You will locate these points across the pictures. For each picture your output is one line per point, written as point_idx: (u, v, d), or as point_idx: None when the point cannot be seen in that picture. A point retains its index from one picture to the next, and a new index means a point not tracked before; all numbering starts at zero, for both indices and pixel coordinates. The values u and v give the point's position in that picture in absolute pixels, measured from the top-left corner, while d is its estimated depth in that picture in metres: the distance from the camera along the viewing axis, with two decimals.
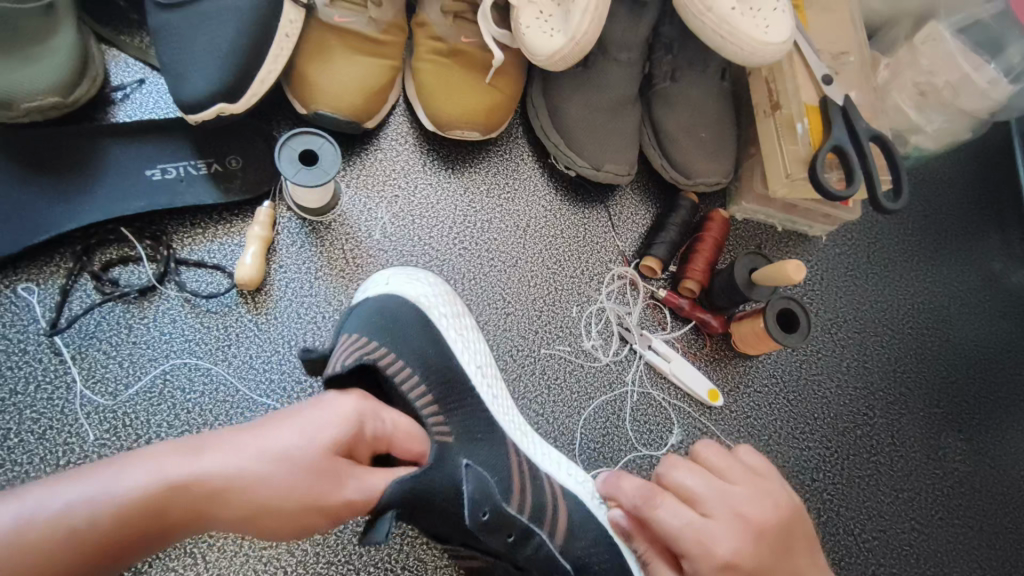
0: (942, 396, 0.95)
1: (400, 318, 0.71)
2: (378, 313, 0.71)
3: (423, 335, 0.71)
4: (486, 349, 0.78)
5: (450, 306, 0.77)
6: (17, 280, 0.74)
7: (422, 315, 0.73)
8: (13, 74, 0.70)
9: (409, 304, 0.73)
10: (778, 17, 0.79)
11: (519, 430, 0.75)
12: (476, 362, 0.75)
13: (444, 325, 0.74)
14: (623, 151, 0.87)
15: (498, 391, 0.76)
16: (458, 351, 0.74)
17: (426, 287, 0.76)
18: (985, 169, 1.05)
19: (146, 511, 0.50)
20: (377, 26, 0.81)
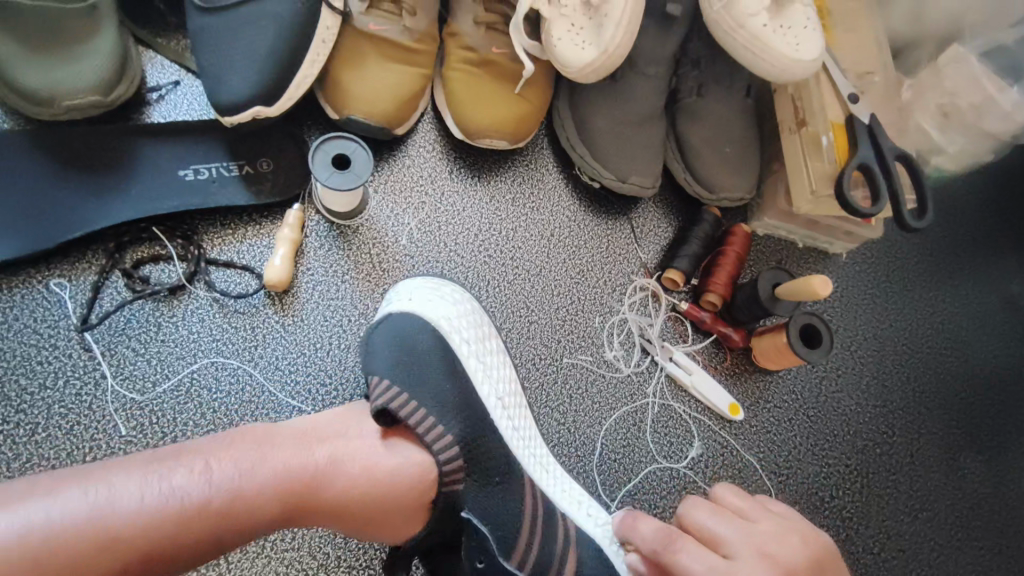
0: (961, 416, 0.95)
1: (418, 347, 0.71)
2: (395, 343, 0.70)
3: (444, 370, 0.70)
4: (510, 376, 0.77)
5: (474, 330, 0.76)
6: (49, 275, 0.74)
7: (444, 342, 0.72)
8: (55, 73, 0.72)
9: (431, 329, 0.73)
10: (808, 35, 0.80)
11: (539, 466, 0.74)
12: (496, 396, 0.74)
13: (467, 352, 0.74)
14: (649, 164, 0.88)
15: (521, 423, 0.75)
16: (479, 382, 0.73)
17: (449, 303, 0.76)
18: (1004, 191, 1.06)
19: (205, 514, 0.50)
20: (411, 35, 0.82)
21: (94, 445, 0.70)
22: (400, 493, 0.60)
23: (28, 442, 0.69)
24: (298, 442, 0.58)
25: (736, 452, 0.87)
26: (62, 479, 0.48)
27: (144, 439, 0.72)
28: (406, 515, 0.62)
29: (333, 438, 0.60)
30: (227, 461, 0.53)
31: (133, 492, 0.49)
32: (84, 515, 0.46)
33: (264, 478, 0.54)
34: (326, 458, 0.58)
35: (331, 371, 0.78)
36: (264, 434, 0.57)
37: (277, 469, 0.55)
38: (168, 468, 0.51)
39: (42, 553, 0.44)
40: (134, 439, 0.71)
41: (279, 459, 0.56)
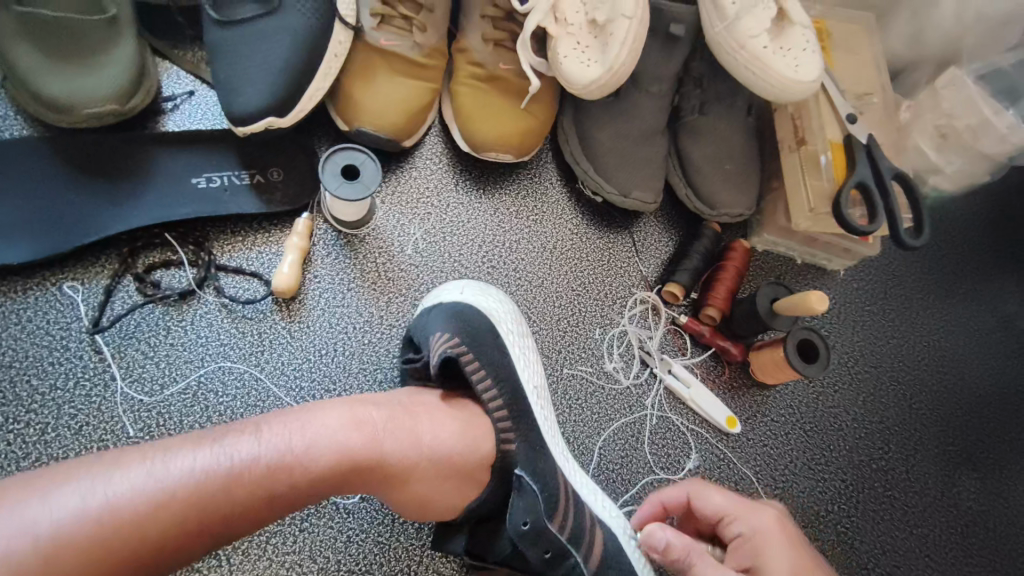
0: (957, 434, 0.96)
1: (478, 327, 0.73)
2: (455, 316, 0.73)
3: (498, 348, 0.73)
4: (542, 371, 0.78)
5: (520, 325, 0.78)
6: (63, 278, 0.76)
7: (494, 327, 0.75)
8: (76, 83, 0.74)
9: (480, 314, 0.75)
10: (807, 57, 0.82)
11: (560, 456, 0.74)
12: (533, 383, 0.75)
13: (513, 341, 0.76)
14: (651, 179, 0.90)
15: (548, 417, 0.75)
16: (522, 371, 0.74)
17: (498, 303, 0.78)
18: (1001, 212, 1.07)
19: (265, 484, 0.51)
20: (421, 50, 0.84)
21: (102, 446, 0.72)
22: (450, 463, 0.62)
23: (37, 442, 0.70)
24: (350, 415, 0.58)
25: (733, 465, 0.88)
26: (123, 456, 0.48)
27: (151, 440, 0.73)
28: (456, 485, 0.63)
29: (385, 410, 0.60)
30: (281, 434, 0.53)
31: (192, 466, 0.48)
32: (154, 484, 0.47)
33: (320, 449, 0.54)
34: (378, 428, 0.59)
35: (336, 376, 0.79)
36: (316, 408, 0.57)
37: (332, 440, 0.55)
38: (226, 439, 0.51)
39: (109, 524, 0.45)
40: (141, 440, 0.73)
41: (333, 432, 0.55)
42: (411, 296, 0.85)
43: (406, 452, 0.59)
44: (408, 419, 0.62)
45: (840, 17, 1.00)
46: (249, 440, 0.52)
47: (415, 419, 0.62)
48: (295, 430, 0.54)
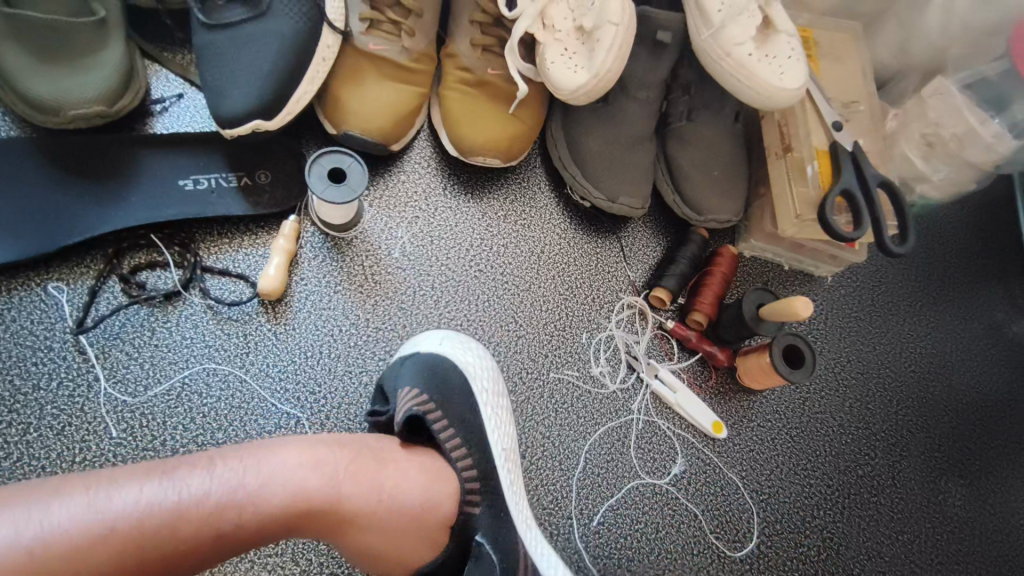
0: (943, 440, 0.96)
1: (449, 384, 0.72)
2: (427, 371, 0.72)
3: (467, 407, 0.72)
4: (514, 431, 0.76)
5: (493, 382, 0.77)
6: (48, 278, 0.76)
7: (466, 384, 0.74)
8: (64, 84, 0.74)
9: (454, 367, 0.75)
10: (792, 65, 0.83)
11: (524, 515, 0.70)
12: (500, 444, 0.73)
13: (483, 398, 0.75)
14: (638, 184, 0.90)
15: (514, 480, 0.72)
16: (490, 431, 0.73)
17: (475, 355, 0.78)
18: (988, 220, 1.08)
19: (209, 522, 0.50)
20: (409, 55, 0.85)
21: (83, 446, 0.72)
22: (408, 517, 0.60)
23: (19, 442, 0.70)
24: (311, 454, 0.57)
25: (719, 470, 0.88)
26: (68, 486, 0.47)
27: (133, 441, 0.73)
28: (417, 532, 0.61)
29: (349, 452, 0.59)
30: (235, 471, 0.53)
31: (137, 500, 0.48)
32: (93, 516, 0.46)
33: (273, 490, 0.53)
34: (339, 472, 0.57)
35: (321, 379, 0.79)
36: (277, 445, 0.56)
37: (288, 480, 0.54)
38: (175, 472, 0.51)
39: (42, 554, 0.44)
40: (124, 441, 0.73)
41: (289, 472, 0.55)
42: (397, 299, 0.85)
43: (366, 499, 0.58)
44: (373, 465, 0.60)
45: (828, 26, 1.01)
46: (202, 475, 0.51)
47: (381, 469, 0.61)
48: (248, 467, 0.53)
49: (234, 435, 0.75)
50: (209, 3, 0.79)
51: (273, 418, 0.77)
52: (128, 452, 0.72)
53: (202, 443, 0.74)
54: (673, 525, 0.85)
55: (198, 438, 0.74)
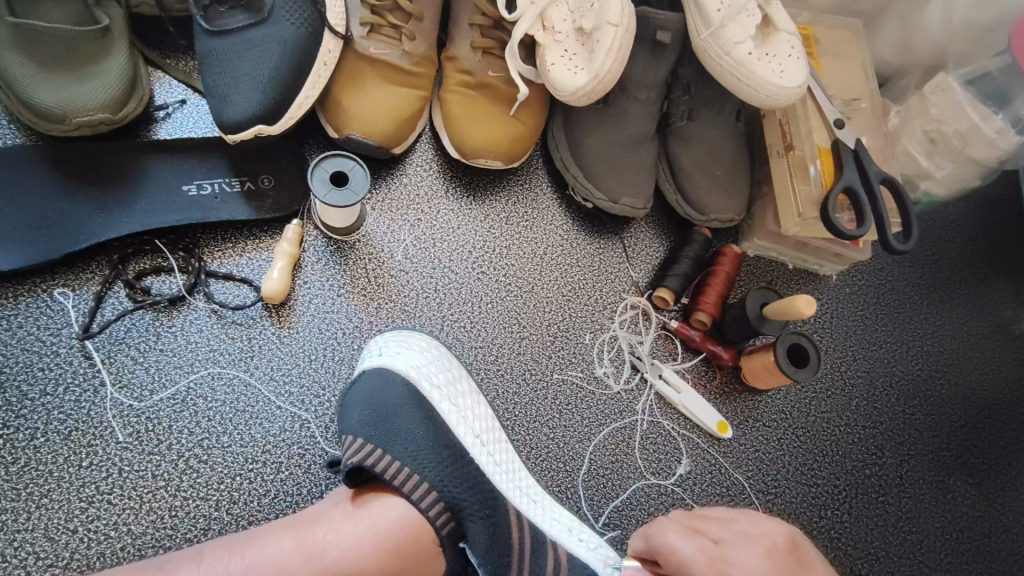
0: (951, 439, 0.95)
1: (391, 398, 0.73)
2: (368, 400, 0.72)
3: (419, 414, 0.73)
4: (485, 411, 0.79)
5: (444, 374, 0.78)
6: (54, 285, 0.77)
7: (413, 388, 0.75)
8: (68, 91, 0.75)
9: (396, 378, 0.75)
10: (793, 63, 0.83)
11: (526, 497, 0.75)
12: (472, 432, 0.75)
13: (438, 397, 0.75)
14: (640, 185, 0.90)
15: (501, 457, 0.76)
16: (453, 422, 0.74)
17: (418, 354, 0.78)
18: (994, 218, 1.07)
19: None
20: (410, 58, 0.85)
21: (90, 451, 0.72)
22: (403, 556, 0.62)
23: (27, 446, 0.71)
24: (292, 535, 0.61)
25: (725, 471, 0.88)
26: None
27: (140, 445, 0.73)
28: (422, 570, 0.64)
29: (330, 521, 0.63)
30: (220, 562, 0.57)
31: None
32: None
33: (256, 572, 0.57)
34: (322, 543, 0.61)
35: (324, 383, 0.79)
36: (262, 534, 0.61)
37: (269, 562, 0.58)
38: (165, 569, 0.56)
39: None
40: (130, 445, 0.73)
41: (269, 553, 0.59)
42: (400, 302, 0.85)
43: (352, 560, 0.60)
44: (351, 521, 0.63)
45: (829, 24, 1.01)
46: (190, 565, 0.57)
47: (358, 519, 0.63)
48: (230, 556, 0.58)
49: (239, 439, 0.75)
50: (211, 10, 0.80)
51: (278, 421, 0.77)
52: (135, 456, 0.73)
53: (207, 447, 0.75)
54: None
55: (203, 442, 0.75)
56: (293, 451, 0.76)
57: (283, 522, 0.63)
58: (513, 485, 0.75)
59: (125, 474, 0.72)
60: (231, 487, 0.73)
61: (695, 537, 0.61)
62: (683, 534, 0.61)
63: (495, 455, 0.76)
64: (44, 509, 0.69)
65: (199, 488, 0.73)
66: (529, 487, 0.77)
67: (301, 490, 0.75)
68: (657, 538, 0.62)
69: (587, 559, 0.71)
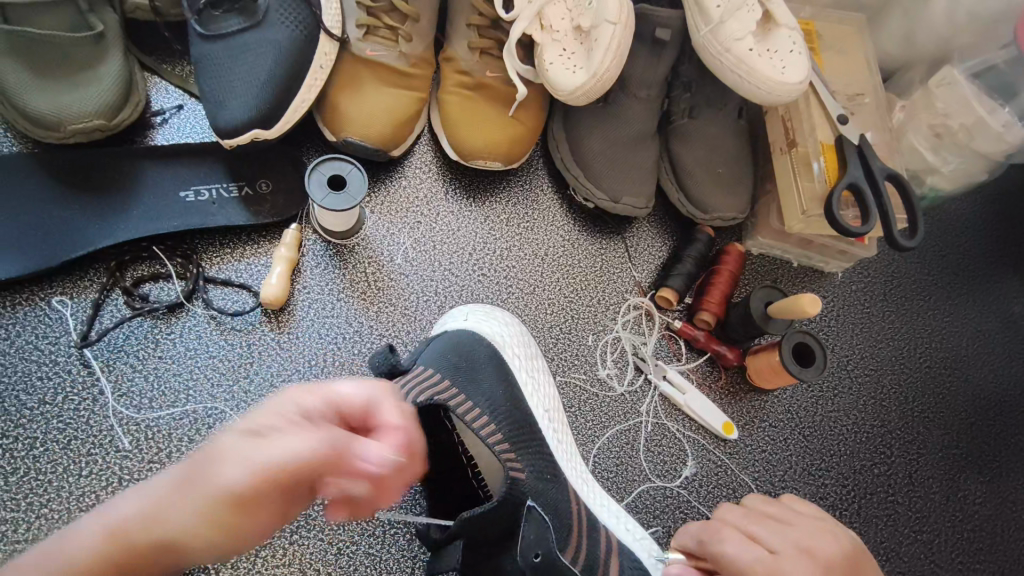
0: (961, 437, 0.94)
1: (477, 355, 0.73)
2: (453, 348, 0.72)
3: (499, 379, 0.72)
4: (555, 393, 0.79)
5: (525, 350, 0.78)
6: (51, 293, 0.76)
7: (498, 356, 0.75)
8: (63, 99, 0.75)
9: (484, 342, 0.75)
10: (794, 58, 0.82)
11: (582, 481, 0.75)
12: (543, 407, 0.76)
13: (517, 366, 0.76)
14: (641, 184, 0.89)
15: (563, 438, 0.77)
16: (527, 394, 0.75)
17: (501, 325, 0.78)
18: (1001, 211, 1.06)
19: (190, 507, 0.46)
20: (407, 60, 0.84)
21: (89, 461, 0.72)
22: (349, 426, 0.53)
23: (25, 456, 0.71)
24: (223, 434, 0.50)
25: (732, 472, 0.87)
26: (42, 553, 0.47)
27: (139, 454, 0.73)
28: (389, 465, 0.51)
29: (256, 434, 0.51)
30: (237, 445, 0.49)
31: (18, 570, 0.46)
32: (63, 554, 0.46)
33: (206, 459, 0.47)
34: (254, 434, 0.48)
35: None
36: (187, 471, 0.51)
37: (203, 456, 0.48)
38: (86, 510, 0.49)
39: None
40: (129, 454, 0.73)
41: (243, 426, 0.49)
42: (401, 305, 0.85)
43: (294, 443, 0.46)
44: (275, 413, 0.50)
45: (832, 18, 1.00)
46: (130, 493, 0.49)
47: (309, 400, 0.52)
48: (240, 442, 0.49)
49: None
50: (206, 14, 0.79)
51: None
52: (134, 465, 0.72)
53: None
54: None
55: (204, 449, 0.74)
56: None
57: None
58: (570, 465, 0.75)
59: (124, 483, 0.72)
60: None
61: (766, 524, 0.60)
62: (751, 520, 0.61)
63: (557, 434, 0.76)
64: (44, 520, 0.69)
65: None
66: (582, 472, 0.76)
67: None
68: (725, 524, 0.61)
69: (632, 548, 0.71)
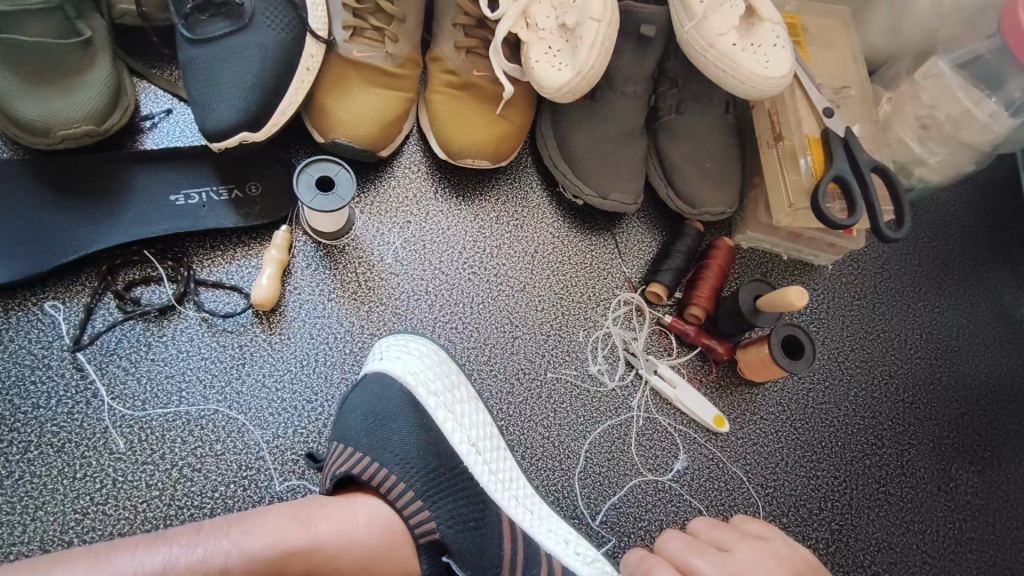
0: (952, 427, 0.94)
1: (387, 403, 0.74)
2: (362, 409, 0.73)
3: (411, 420, 0.73)
4: (483, 420, 0.78)
5: (444, 380, 0.78)
6: (44, 297, 0.77)
7: (410, 396, 0.75)
8: (51, 105, 0.75)
9: (393, 384, 0.75)
10: (778, 52, 0.82)
11: (522, 507, 0.74)
12: (468, 440, 0.75)
13: (433, 403, 0.75)
14: (628, 180, 0.90)
15: (500, 466, 0.76)
16: (449, 431, 0.74)
17: (417, 358, 0.78)
18: (989, 203, 1.06)
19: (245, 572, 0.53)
20: (394, 61, 0.85)
21: (84, 463, 0.72)
22: (388, 543, 0.62)
23: (21, 460, 0.71)
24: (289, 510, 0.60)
25: (724, 465, 0.87)
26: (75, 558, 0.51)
27: (134, 456, 0.74)
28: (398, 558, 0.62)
29: (320, 504, 0.62)
30: (288, 518, 0.58)
31: None
32: None
33: (260, 540, 0.55)
34: (318, 519, 0.60)
35: (316, 388, 0.79)
36: (253, 512, 0.59)
37: (269, 531, 0.56)
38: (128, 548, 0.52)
39: None
40: (124, 456, 0.73)
41: (310, 525, 0.59)
42: (390, 305, 0.85)
43: (347, 536, 0.59)
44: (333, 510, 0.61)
45: (818, 12, 1.00)
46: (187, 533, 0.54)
47: (356, 508, 0.63)
48: (294, 521, 0.58)
49: (232, 446, 0.76)
50: (192, 18, 0.79)
51: (270, 428, 0.77)
52: (129, 467, 0.73)
53: (200, 455, 0.75)
54: (678, 521, 0.84)
55: (196, 451, 0.75)
56: (288, 457, 0.76)
57: (268, 507, 0.60)
58: (510, 497, 0.74)
59: (120, 484, 0.72)
60: (225, 495, 0.74)
61: (706, 552, 0.65)
62: (692, 549, 0.66)
63: (490, 464, 0.75)
64: (40, 521, 0.70)
65: (193, 497, 0.73)
66: (527, 496, 0.76)
67: (295, 496, 0.75)
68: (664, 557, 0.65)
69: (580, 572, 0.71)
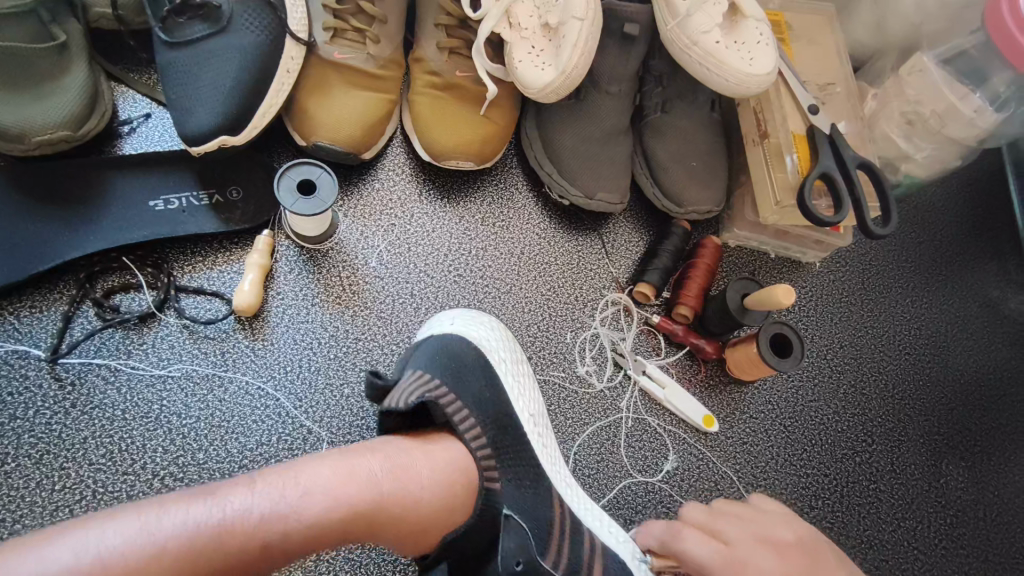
0: (942, 422, 0.94)
1: (465, 360, 0.73)
2: (440, 352, 0.73)
3: (486, 383, 0.72)
4: (538, 398, 0.78)
5: (510, 352, 0.79)
6: (21, 306, 0.76)
7: (483, 357, 0.75)
8: (27, 110, 0.74)
9: (466, 343, 0.75)
10: (762, 50, 0.82)
11: (567, 487, 0.74)
12: (528, 411, 0.75)
13: (503, 368, 0.76)
14: (615, 179, 0.89)
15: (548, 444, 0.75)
16: (514, 397, 0.74)
17: (487, 330, 0.79)
18: (977, 197, 1.06)
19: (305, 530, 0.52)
20: (375, 62, 0.84)
21: (62, 475, 0.71)
22: (448, 489, 0.61)
23: None
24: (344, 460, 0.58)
25: (713, 465, 0.87)
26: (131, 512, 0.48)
27: (112, 467, 0.72)
28: (455, 504, 0.61)
29: (379, 456, 0.59)
30: (344, 469, 0.57)
31: (90, 544, 0.45)
32: (152, 541, 0.47)
33: (321, 495, 0.54)
34: (374, 469, 0.58)
35: (301, 394, 0.79)
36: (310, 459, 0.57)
37: (329, 488, 0.54)
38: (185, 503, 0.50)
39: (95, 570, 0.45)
40: (102, 467, 0.72)
41: (367, 476, 0.57)
42: (376, 308, 0.84)
43: (406, 487, 0.58)
44: (389, 459, 0.60)
45: (802, 8, 1.00)
46: (242, 490, 0.52)
47: (414, 454, 0.61)
48: (350, 475, 0.56)
49: (215, 455, 0.75)
50: (169, 21, 0.78)
51: (254, 436, 0.76)
52: (108, 478, 0.72)
53: (182, 464, 0.74)
54: None
55: (179, 461, 0.74)
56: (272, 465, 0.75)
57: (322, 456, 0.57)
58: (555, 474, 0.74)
59: (99, 496, 0.71)
60: None
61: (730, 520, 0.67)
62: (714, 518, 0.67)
63: (543, 441, 0.75)
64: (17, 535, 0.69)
65: None
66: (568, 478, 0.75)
67: None
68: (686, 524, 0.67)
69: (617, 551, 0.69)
